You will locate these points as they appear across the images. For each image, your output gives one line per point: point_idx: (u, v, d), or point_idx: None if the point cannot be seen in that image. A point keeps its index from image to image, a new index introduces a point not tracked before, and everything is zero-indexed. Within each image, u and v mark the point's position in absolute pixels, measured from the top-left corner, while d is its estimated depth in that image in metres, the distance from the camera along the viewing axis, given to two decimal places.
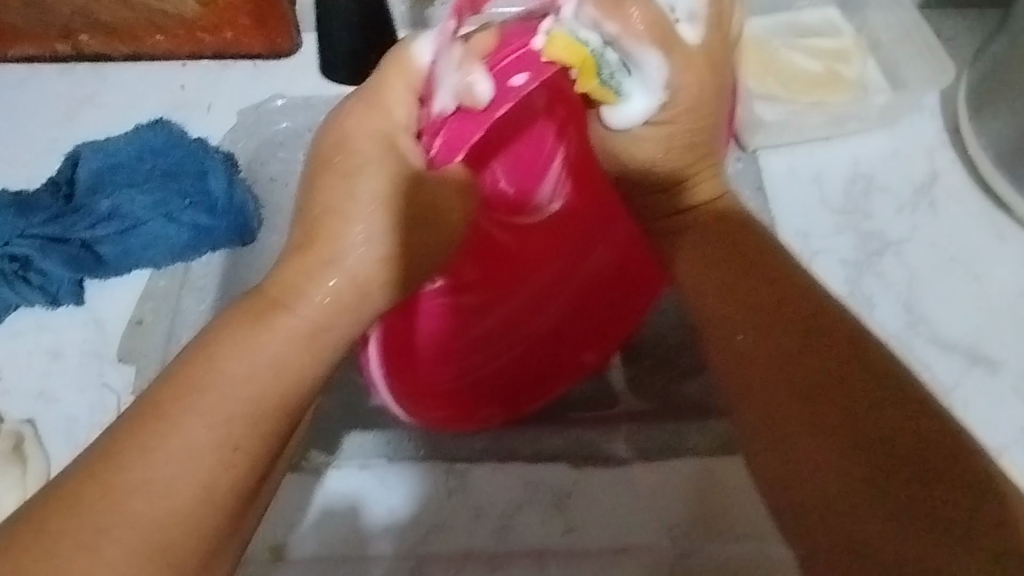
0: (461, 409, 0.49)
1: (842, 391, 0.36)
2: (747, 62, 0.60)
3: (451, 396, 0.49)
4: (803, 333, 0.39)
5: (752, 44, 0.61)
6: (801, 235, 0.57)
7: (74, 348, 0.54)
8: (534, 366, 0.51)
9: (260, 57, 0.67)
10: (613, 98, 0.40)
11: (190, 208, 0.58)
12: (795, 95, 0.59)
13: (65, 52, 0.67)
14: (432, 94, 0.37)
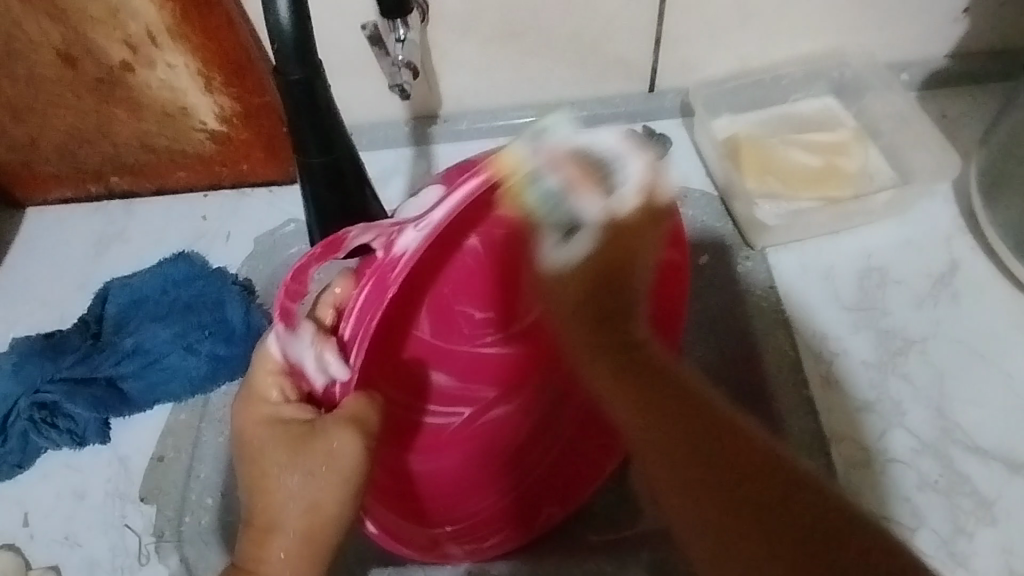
0: (498, 532, 0.53)
1: (709, 427, 0.35)
2: (744, 163, 0.61)
3: (494, 530, 0.53)
4: (679, 394, 0.36)
5: (748, 145, 0.62)
6: (818, 336, 0.55)
7: (98, 489, 0.55)
8: (562, 478, 0.55)
9: (276, 183, 0.71)
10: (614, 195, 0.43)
11: (210, 338, 0.60)
12: (796, 193, 0.59)
13: (98, 193, 0.72)
14: (301, 372, 0.42)
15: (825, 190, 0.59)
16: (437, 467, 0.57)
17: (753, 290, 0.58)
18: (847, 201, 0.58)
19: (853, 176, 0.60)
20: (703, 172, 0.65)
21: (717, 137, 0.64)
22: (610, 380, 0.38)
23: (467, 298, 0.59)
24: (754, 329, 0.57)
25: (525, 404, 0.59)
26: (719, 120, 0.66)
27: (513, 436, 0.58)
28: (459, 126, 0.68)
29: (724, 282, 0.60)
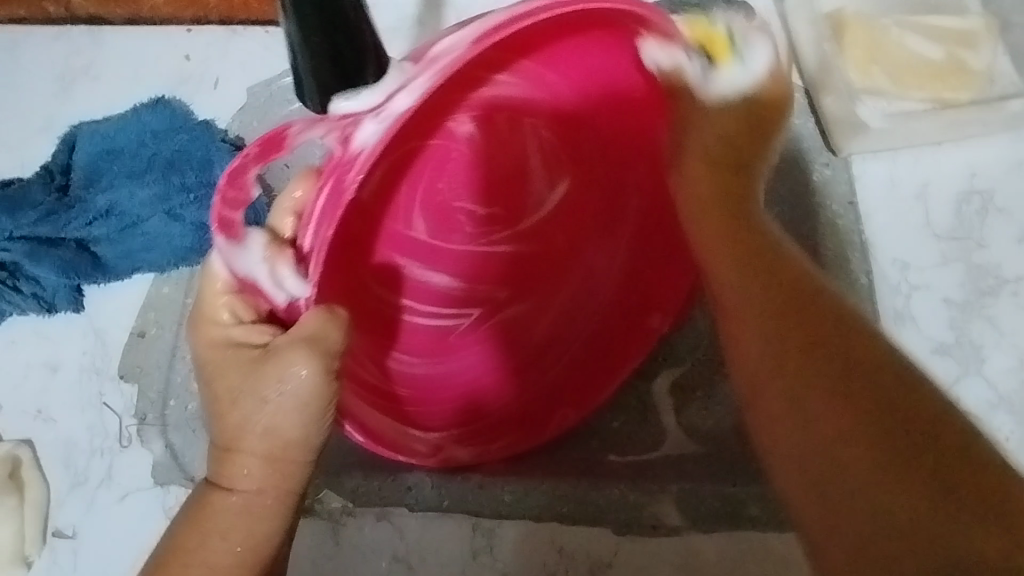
0: (503, 437, 0.48)
1: (837, 343, 0.30)
2: (849, 46, 0.51)
3: (498, 438, 0.48)
4: (781, 283, 0.33)
5: (856, 26, 0.51)
6: (898, 265, 0.48)
7: (73, 361, 0.50)
8: (584, 371, 0.50)
9: (272, 23, 0.59)
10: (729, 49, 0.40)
11: (194, 204, 0.52)
12: (904, 92, 0.49)
13: (58, 15, 0.60)
14: (256, 289, 0.35)
15: (937, 90, 0.49)
16: (436, 370, 0.50)
17: (828, 205, 0.49)
18: (963, 106, 0.48)
19: (973, 77, 0.49)
20: (786, 55, 0.53)
21: (817, 11, 0.52)
22: (721, 257, 0.36)
23: (461, 190, 0.50)
24: (823, 249, 0.48)
25: (524, 299, 0.52)
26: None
27: (527, 334, 0.51)
28: None
29: (797, 190, 0.50)
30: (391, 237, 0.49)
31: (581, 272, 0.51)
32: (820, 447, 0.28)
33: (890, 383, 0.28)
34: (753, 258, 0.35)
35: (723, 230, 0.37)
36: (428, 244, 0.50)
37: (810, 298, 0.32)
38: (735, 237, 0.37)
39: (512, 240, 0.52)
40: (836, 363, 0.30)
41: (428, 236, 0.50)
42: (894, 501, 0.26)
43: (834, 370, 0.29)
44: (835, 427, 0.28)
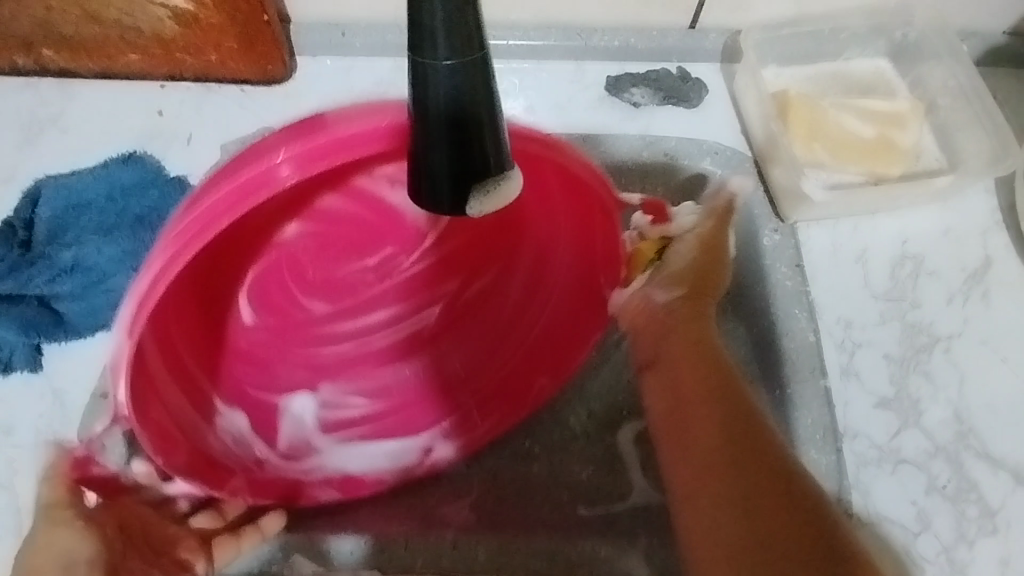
0: (478, 425, 0.52)
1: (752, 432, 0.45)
2: (793, 123, 0.56)
3: (482, 411, 0.52)
4: (717, 412, 0.46)
5: (802, 105, 0.56)
6: (843, 323, 0.52)
7: (28, 424, 0.48)
8: (541, 350, 0.53)
9: (249, 82, 0.60)
10: (819, 130, 0.56)
11: None
12: (842, 166, 0.55)
13: (25, 66, 0.59)
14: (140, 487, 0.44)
15: (870, 166, 0.55)
16: (385, 378, 0.53)
17: (777, 267, 0.53)
18: (893, 180, 0.55)
19: (900, 153, 0.55)
20: (737, 127, 0.59)
21: (766, 90, 0.57)
22: (700, 413, 0.47)
23: (324, 264, 0.51)
24: (776, 307, 0.52)
25: (473, 286, 0.54)
26: (774, 69, 0.59)
27: (497, 314, 0.54)
28: None
29: (749, 250, 0.56)
30: (287, 326, 0.51)
31: (516, 284, 0.54)
32: (694, 470, 0.45)
33: (752, 419, 0.45)
34: (709, 418, 0.46)
35: (706, 416, 0.46)
36: (333, 315, 0.52)
37: (742, 423, 0.45)
38: (712, 408, 0.47)
39: (431, 267, 0.53)
40: (726, 441, 0.45)
41: (329, 309, 0.52)
42: (734, 531, 0.41)
43: (727, 461, 0.44)
44: (712, 446, 0.45)
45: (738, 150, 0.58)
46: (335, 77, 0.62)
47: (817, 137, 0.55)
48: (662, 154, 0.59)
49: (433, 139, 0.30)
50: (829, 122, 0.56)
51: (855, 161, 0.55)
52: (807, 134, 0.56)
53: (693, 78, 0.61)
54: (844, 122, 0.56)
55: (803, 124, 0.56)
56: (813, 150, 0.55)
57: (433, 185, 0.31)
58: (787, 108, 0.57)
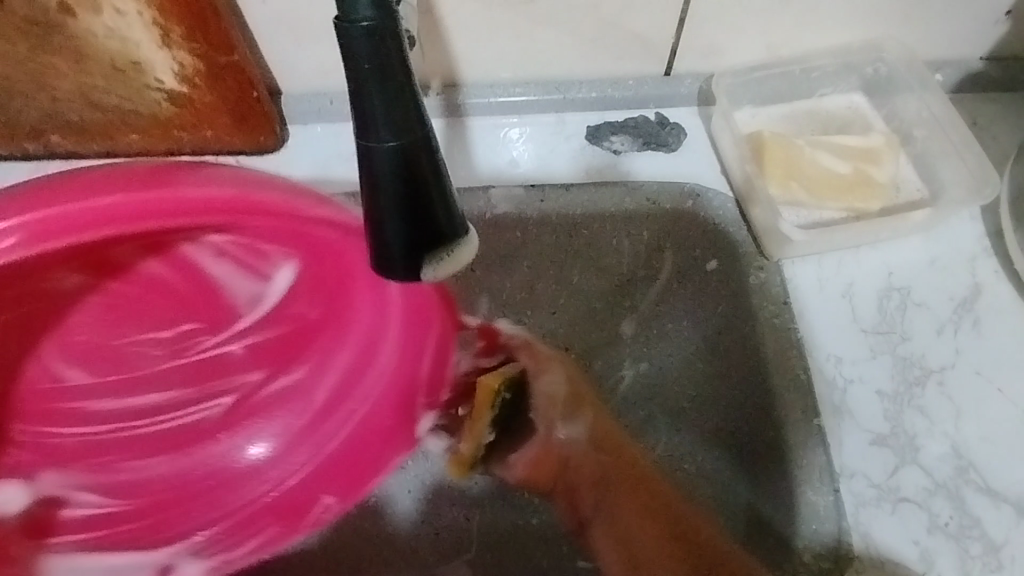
0: (247, 541, 0.50)
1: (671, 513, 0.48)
2: (768, 164, 0.57)
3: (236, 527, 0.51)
4: (627, 478, 0.51)
5: (776, 144, 0.58)
6: (833, 359, 0.52)
7: None
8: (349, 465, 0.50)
9: (243, 153, 0.63)
10: (796, 170, 0.57)
11: None
12: (820, 203, 0.56)
13: (34, 151, 0.62)
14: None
15: (847, 201, 0.56)
16: (124, 474, 0.51)
17: (765, 305, 0.54)
18: (873, 214, 0.55)
19: (878, 186, 0.56)
20: (717, 169, 0.60)
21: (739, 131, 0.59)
22: (603, 491, 0.51)
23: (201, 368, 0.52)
24: (764, 347, 0.53)
25: (314, 373, 0.51)
26: (749, 109, 0.61)
27: (330, 429, 0.51)
28: (458, 102, 0.63)
29: (735, 291, 0.56)
30: (36, 394, 0.48)
31: (325, 377, 0.51)
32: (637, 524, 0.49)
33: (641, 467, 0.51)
34: (626, 491, 0.50)
35: (622, 489, 0.50)
36: (92, 388, 0.50)
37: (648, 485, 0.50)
38: (622, 477, 0.51)
39: (275, 356, 0.52)
40: (626, 489, 0.50)
41: (87, 380, 0.49)
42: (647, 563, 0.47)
43: (628, 502, 0.50)
44: (644, 524, 0.48)
45: (719, 191, 0.59)
46: (327, 142, 0.65)
47: (794, 177, 0.57)
48: (644, 200, 0.59)
49: (381, 196, 0.29)
50: (805, 161, 0.57)
51: (833, 199, 0.56)
52: (785, 174, 0.57)
53: (671, 123, 0.62)
54: (820, 160, 0.57)
55: (780, 165, 0.57)
56: (791, 189, 0.56)
57: (387, 251, 0.31)
58: (763, 150, 0.58)
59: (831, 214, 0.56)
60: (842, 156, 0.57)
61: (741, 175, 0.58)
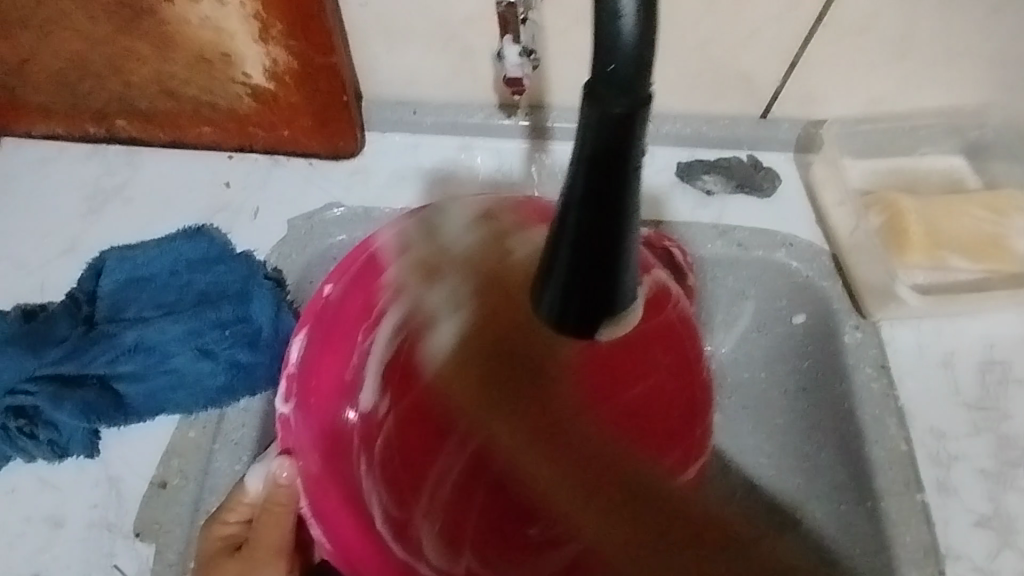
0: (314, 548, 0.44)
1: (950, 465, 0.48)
2: (893, 220, 0.54)
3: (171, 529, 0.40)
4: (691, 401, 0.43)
5: (909, 216, 0.54)
6: (936, 434, 0.50)
7: (80, 516, 0.45)
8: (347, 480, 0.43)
9: (316, 156, 0.59)
10: (920, 226, 0.54)
11: (229, 341, 0.51)
12: (947, 266, 0.53)
13: (94, 134, 0.58)
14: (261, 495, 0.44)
15: (971, 233, 0.53)
16: None
17: (862, 367, 0.52)
18: (999, 279, 0.53)
19: (1012, 251, 0.53)
20: (814, 219, 0.58)
21: (854, 187, 0.58)
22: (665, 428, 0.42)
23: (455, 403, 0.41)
24: (860, 411, 0.50)
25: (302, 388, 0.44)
26: (858, 163, 0.60)
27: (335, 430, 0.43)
28: (545, 124, 0.60)
29: (829, 351, 0.54)
30: None
31: None
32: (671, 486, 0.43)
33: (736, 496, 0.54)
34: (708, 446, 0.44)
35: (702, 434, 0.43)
36: None
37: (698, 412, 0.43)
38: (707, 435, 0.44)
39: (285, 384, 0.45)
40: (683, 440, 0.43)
41: None
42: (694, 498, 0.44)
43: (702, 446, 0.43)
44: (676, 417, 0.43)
45: (813, 242, 0.57)
46: (402, 153, 0.61)
47: (919, 237, 0.53)
48: (734, 245, 0.57)
49: (562, 242, 0.27)
50: (930, 217, 0.54)
51: (958, 263, 0.53)
52: (912, 229, 0.54)
53: (765, 167, 0.60)
54: (950, 218, 0.54)
55: (903, 219, 0.54)
56: (919, 248, 0.53)
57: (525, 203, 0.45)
58: (889, 200, 0.55)
59: (945, 280, 0.53)
60: (972, 216, 0.54)
61: (863, 227, 0.54)
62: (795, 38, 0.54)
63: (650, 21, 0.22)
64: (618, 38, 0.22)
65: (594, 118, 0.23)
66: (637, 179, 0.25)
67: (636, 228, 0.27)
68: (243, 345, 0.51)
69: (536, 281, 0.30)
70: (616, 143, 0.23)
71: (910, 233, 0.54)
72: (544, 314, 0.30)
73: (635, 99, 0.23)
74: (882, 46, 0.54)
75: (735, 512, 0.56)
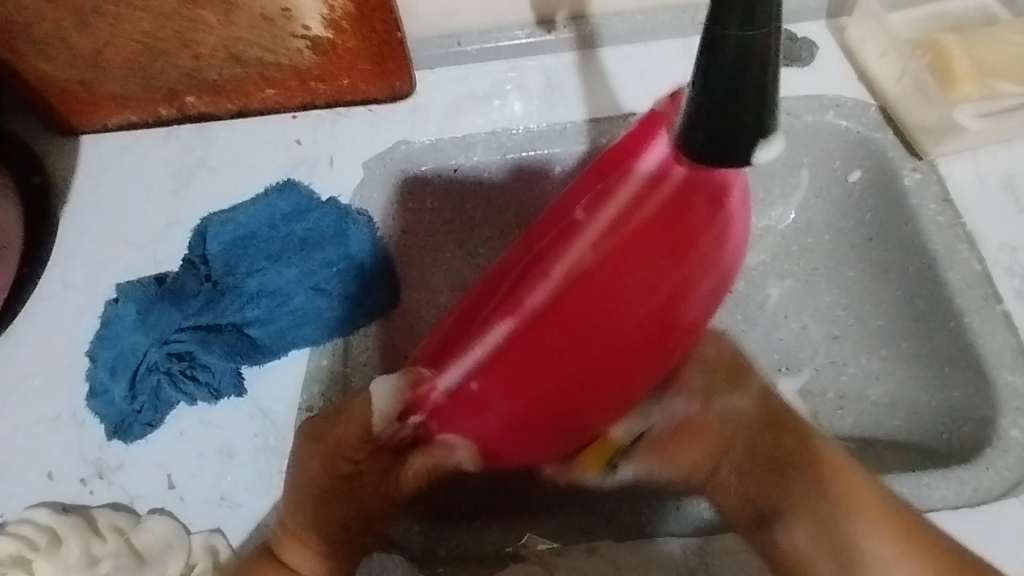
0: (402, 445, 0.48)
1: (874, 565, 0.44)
2: (932, 62, 0.56)
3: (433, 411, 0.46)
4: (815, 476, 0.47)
5: (952, 53, 0.56)
6: (1006, 251, 0.54)
7: (246, 445, 0.50)
8: (515, 407, 0.45)
9: (376, 101, 0.63)
10: (960, 62, 0.55)
11: (339, 277, 0.55)
12: (996, 90, 0.55)
13: (168, 116, 0.62)
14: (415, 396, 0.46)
15: (1016, 59, 0.55)
16: None
17: (926, 204, 0.55)
18: None
19: None
20: (855, 77, 0.61)
21: (898, 36, 0.59)
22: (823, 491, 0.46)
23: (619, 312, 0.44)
24: (931, 243, 0.54)
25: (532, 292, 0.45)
26: (897, 15, 0.61)
27: (526, 356, 0.45)
28: (586, 33, 0.64)
29: (891, 198, 0.57)
30: None
31: None
32: (814, 529, 0.45)
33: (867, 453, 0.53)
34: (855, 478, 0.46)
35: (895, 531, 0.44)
36: None
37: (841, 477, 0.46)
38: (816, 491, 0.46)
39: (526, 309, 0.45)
40: (817, 489, 0.46)
41: None
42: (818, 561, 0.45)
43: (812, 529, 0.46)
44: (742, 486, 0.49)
45: (859, 99, 0.59)
46: (454, 84, 0.64)
47: (961, 71, 0.55)
48: (785, 114, 0.59)
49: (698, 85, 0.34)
50: (969, 50, 0.56)
51: (1003, 88, 0.55)
52: (951, 62, 0.56)
53: (801, 38, 0.62)
54: (990, 49, 0.56)
55: (946, 56, 0.56)
56: (963, 80, 0.55)
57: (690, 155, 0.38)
58: (926, 42, 0.58)
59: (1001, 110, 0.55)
60: (1010, 44, 0.56)
61: (903, 73, 0.57)
62: None
63: None
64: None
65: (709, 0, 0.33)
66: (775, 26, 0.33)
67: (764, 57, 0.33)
68: (350, 278, 0.56)
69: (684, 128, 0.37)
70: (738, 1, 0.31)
71: (950, 71, 0.55)
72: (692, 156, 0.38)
73: None
74: None
75: (822, 364, 0.61)
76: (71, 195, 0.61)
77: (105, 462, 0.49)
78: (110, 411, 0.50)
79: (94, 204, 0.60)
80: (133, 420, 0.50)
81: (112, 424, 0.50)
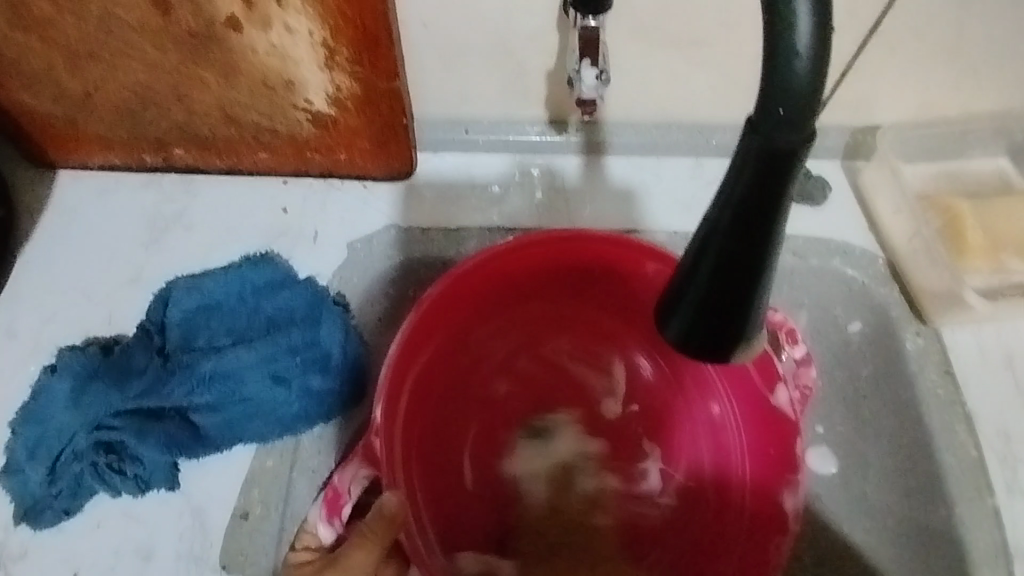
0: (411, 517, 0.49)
1: None
2: (943, 229, 0.56)
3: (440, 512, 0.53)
4: None
5: (964, 222, 0.55)
6: (1003, 435, 0.51)
7: (168, 549, 0.45)
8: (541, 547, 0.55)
9: (372, 178, 0.60)
10: (967, 235, 0.55)
11: (302, 368, 0.51)
12: (1004, 264, 0.55)
13: (152, 164, 0.59)
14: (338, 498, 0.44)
15: None
16: None
17: (926, 373, 0.52)
18: None
19: None
20: (866, 225, 0.59)
21: (912, 192, 0.58)
22: None
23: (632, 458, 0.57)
24: (927, 417, 0.51)
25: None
26: (912, 167, 0.60)
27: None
28: (599, 138, 0.61)
29: (889, 359, 0.54)
30: None
31: None
32: None
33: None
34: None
35: None
36: None
37: None
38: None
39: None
40: None
41: None
42: None
43: None
44: None
45: (867, 249, 0.57)
46: (455, 171, 0.61)
47: (970, 246, 0.55)
48: (791, 254, 0.57)
49: (701, 267, 0.27)
50: (979, 220, 0.56)
51: (1008, 264, 0.55)
52: (959, 231, 0.55)
53: (815, 175, 0.60)
54: (1003, 224, 0.55)
55: (956, 224, 0.56)
56: (970, 254, 0.55)
57: (685, 339, 0.29)
58: (941, 203, 0.57)
59: (1003, 287, 0.55)
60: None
61: (919, 236, 0.55)
62: (851, 48, 0.54)
63: (824, 48, 0.23)
64: (790, 78, 0.23)
65: (755, 151, 0.24)
66: (780, 221, 0.26)
67: (776, 260, 0.27)
68: (313, 371, 0.51)
69: (659, 310, 0.30)
70: (773, 182, 0.25)
71: (954, 241, 0.55)
72: (666, 344, 0.30)
73: (800, 135, 0.24)
74: (936, 58, 0.54)
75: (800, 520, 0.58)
76: (32, 233, 0.57)
77: (6, 549, 0.45)
78: (23, 492, 0.45)
79: (54, 248, 0.56)
80: (48, 506, 0.45)
81: (23, 507, 0.45)
